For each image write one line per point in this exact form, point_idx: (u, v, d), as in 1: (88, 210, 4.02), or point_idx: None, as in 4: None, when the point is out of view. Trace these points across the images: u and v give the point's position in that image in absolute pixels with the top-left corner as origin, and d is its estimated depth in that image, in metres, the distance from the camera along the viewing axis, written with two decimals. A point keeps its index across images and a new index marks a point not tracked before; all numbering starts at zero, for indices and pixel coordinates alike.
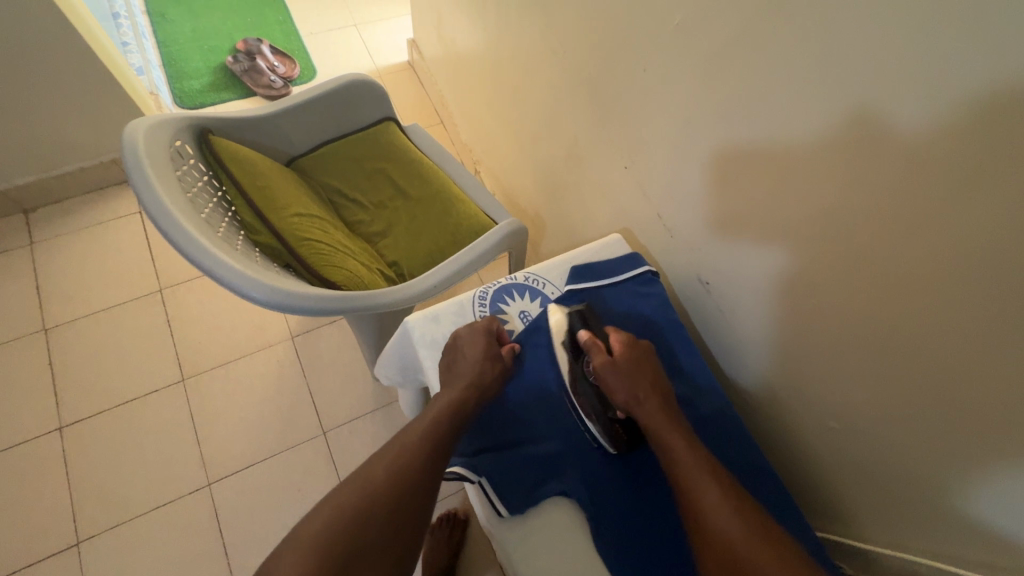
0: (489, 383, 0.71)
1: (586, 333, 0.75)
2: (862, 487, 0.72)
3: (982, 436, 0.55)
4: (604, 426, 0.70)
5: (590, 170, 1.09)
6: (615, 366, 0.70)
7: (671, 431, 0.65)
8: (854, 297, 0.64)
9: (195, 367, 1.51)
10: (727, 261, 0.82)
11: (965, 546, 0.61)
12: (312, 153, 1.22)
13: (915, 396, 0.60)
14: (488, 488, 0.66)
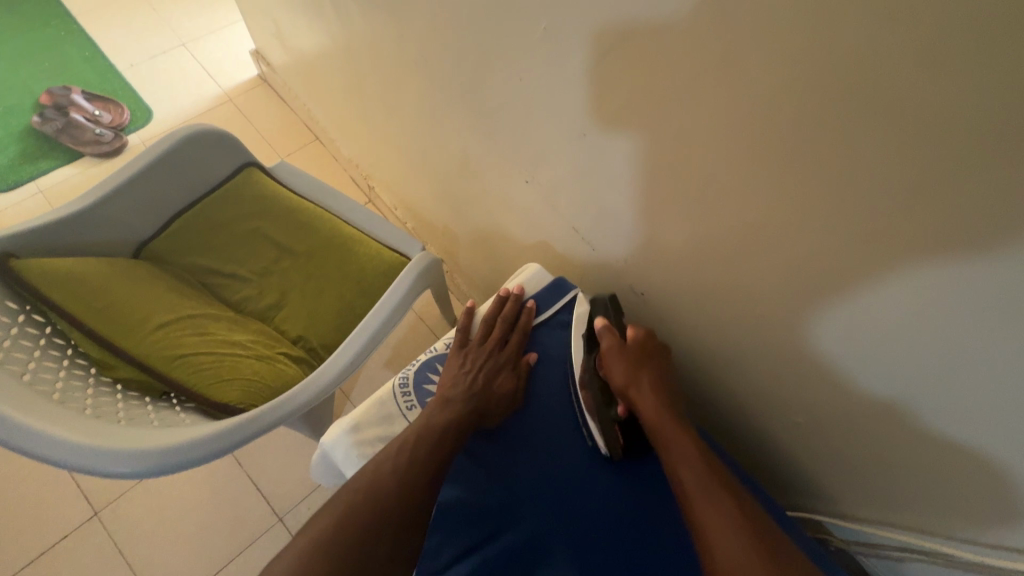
0: (483, 372, 0.70)
1: (602, 319, 0.73)
2: (837, 466, 0.71)
3: (958, 424, 0.53)
4: (603, 419, 0.69)
5: (491, 184, 0.98)
6: (622, 352, 0.69)
7: (679, 437, 0.63)
8: (800, 302, 0.60)
9: (108, 494, 1.30)
10: (658, 266, 0.76)
11: (949, 518, 0.61)
12: (164, 233, 1.03)
13: (882, 392, 0.59)
14: None
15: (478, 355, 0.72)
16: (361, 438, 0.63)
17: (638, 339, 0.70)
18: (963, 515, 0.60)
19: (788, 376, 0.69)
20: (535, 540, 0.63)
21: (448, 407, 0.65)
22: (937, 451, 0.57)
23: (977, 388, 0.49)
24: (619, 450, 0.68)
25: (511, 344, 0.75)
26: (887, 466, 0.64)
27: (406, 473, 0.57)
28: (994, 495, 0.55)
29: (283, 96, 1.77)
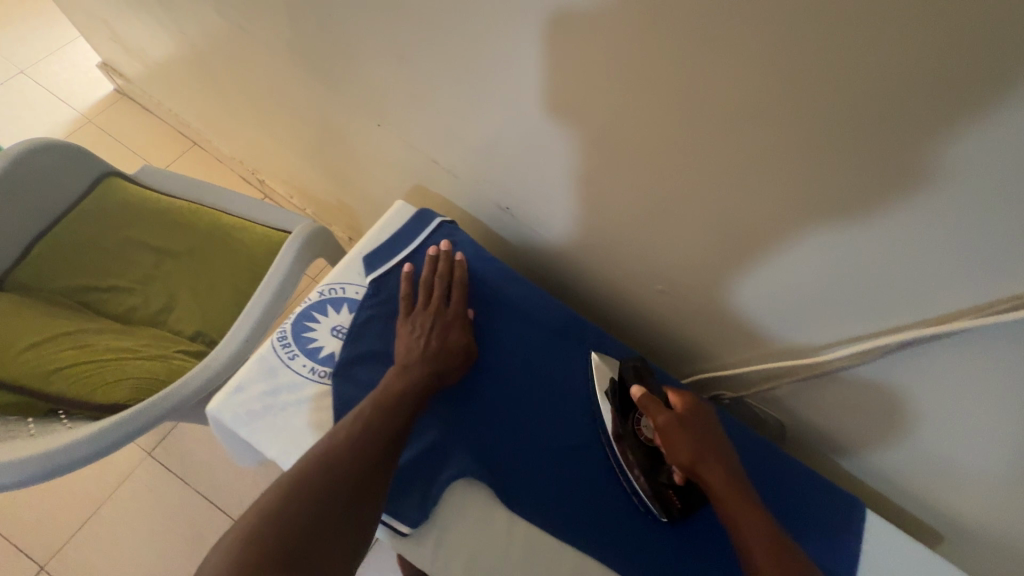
0: (434, 338, 0.65)
1: (641, 389, 0.64)
2: (706, 325, 0.77)
3: (776, 247, 0.58)
4: (655, 489, 0.62)
5: (355, 139, 0.98)
6: (681, 425, 0.60)
7: (747, 510, 0.54)
8: (624, 173, 0.63)
9: (49, 546, 1.24)
10: (517, 182, 0.78)
11: (796, 340, 0.68)
12: (25, 260, 0.97)
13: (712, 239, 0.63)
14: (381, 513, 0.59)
15: (426, 321, 0.66)
16: (247, 396, 0.62)
17: (687, 409, 0.62)
18: (797, 334, 0.67)
19: (643, 253, 0.73)
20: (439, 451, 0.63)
21: (402, 381, 0.61)
22: (769, 279, 0.63)
23: (761, 212, 0.55)
24: (675, 513, 0.62)
25: (454, 300, 0.69)
26: (740, 310, 0.70)
27: (357, 463, 0.53)
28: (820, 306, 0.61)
29: (147, 107, 1.67)
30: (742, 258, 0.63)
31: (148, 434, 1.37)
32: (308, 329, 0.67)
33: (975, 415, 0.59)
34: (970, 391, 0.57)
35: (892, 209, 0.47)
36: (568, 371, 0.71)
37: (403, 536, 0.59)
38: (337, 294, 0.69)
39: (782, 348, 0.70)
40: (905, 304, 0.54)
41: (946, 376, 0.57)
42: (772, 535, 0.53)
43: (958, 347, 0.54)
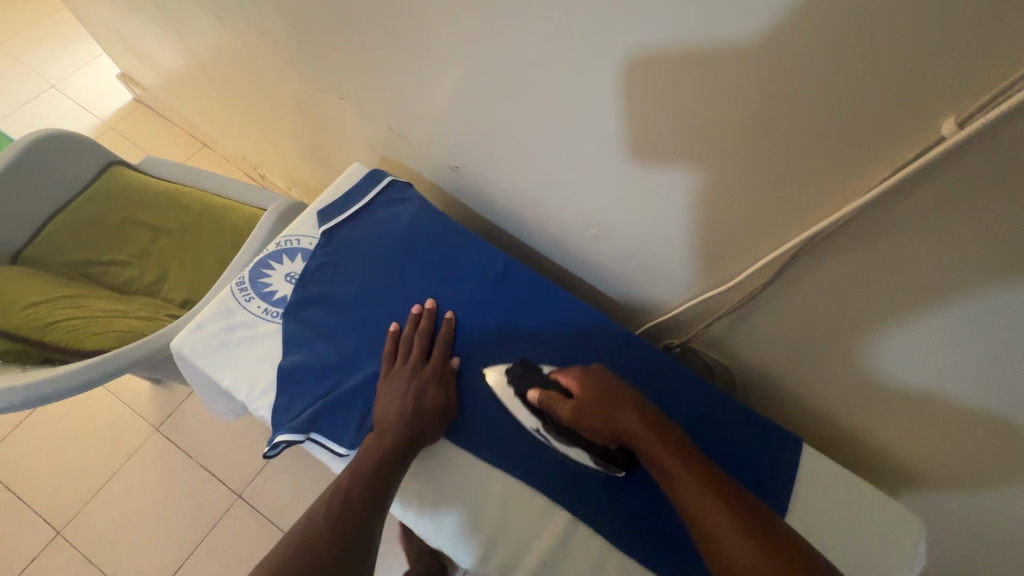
0: (404, 408, 0.63)
1: (536, 390, 0.64)
2: (642, 267, 0.80)
3: (679, 172, 0.62)
4: (602, 456, 0.63)
5: (327, 117, 1.06)
6: (579, 411, 0.60)
7: (667, 457, 0.54)
8: (544, 112, 0.68)
9: (65, 512, 1.34)
10: (463, 139, 0.84)
11: (718, 272, 0.70)
12: (38, 238, 1.07)
13: (625, 172, 0.67)
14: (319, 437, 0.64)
15: (398, 385, 0.65)
16: (204, 332, 0.69)
17: (584, 387, 0.61)
18: (724, 266, 0.69)
19: (583, 199, 0.77)
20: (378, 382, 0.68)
21: (369, 457, 0.59)
22: (680, 209, 0.66)
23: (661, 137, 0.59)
24: (626, 466, 0.64)
25: (434, 358, 0.69)
26: (665, 247, 0.73)
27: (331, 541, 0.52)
28: (732, 230, 0.63)
29: (162, 113, 1.81)
30: (655, 190, 0.66)
31: (156, 411, 1.46)
32: (264, 275, 0.73)
33: (880, 330, 0.60)
34: (870, 302, 0.58)
35: (761, 111, 0.50)
36: (506, 312, 0.75)
37: (339, 457, 0.64)
38: (292, 244, 0.76)
39: (709, 283, 0.73)
40: (796, 214, 0.57)
41: (845, 288, 0.59)
42: (704, 480, 0.51)
43: (844, 252, 0.56)
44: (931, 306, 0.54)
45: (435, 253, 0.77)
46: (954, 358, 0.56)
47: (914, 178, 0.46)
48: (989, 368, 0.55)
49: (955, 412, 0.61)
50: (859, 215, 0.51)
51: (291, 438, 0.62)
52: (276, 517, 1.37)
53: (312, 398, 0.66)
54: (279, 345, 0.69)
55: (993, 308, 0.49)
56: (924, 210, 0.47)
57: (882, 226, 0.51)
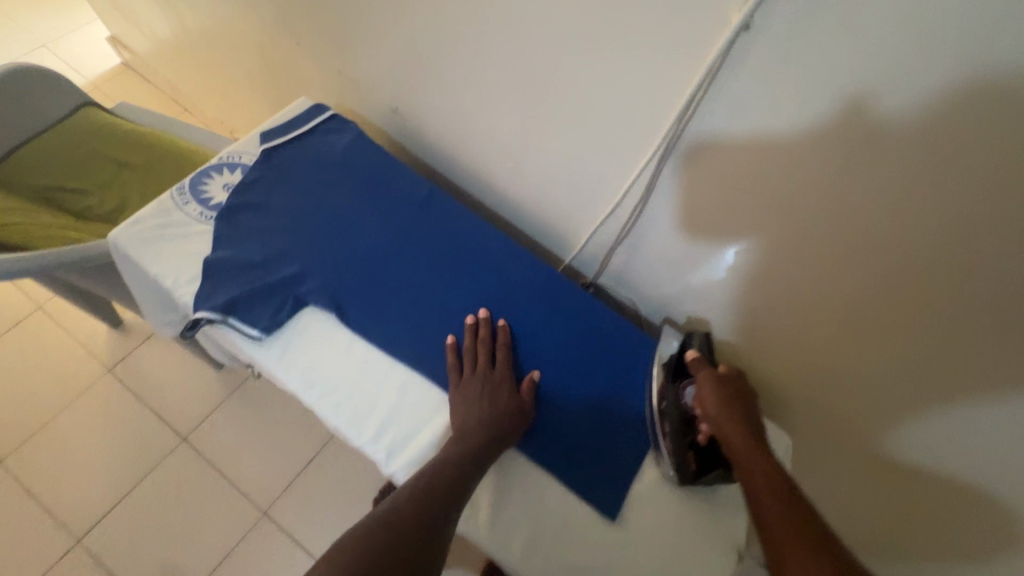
0: (494, 407, 0.66)
1: (694, 355, 0.69)
2: (551, 195, 0.90)
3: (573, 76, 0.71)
4: (677, 447, 0.66)
5: (290, 67, 1.14)
6: (716, 381, 0.65)
7: (762, 464, 0.57)
8: (464, 33, 0.78)
9: (9, 443, 1.37)
10: (404, 77, 0.93)
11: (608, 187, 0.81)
12: (7, 162, 1.13)
13: (530, 84, 0.77)
14: (233, 321, 0.70)
15: (483, 378, 0.69)
16: (141, 227, 0.74)
17: (729, 375, 0.66)
18: (613, 187, 0.80)
19: (500, 125, 0.87)
20: (299, 279, 0.74)
21: (458, 449, 0.61)
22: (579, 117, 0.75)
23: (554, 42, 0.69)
24: (690, 475, 0.65)
25: (502, 364, 0.71)
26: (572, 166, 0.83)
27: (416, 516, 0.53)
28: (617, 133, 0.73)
29: (147, 77, 1.88)
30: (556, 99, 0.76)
31: (111, 353, 1.49)
32: (203, 184, 0.79)
33: (739, 222, 0.68)
34: (720, 202, 0.69)
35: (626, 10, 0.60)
36: (425, 233, 0.81)
37: (253, 342, 0.70)
38: (233, 159, 0.82)
39: (607, 200, 0.82)
40: (655, 121, 0.67)
41: (703, 191, 0.69)
42: (785, 486, 0.54)
43: (695, 153, 0.67)
44: (771, 194, 0.63)
45: (366, 176, 0.83)
46: (788, 250, 0.66)
47: (725, 67, 0.57)
48: (812, 259, 0.64)
49: (796, 314, 0.71)
50: (696, 109, 0.62)
51: (208, 317, 0.69)
52: (217, 462, 1.40)
53: (234, 288, 0.72)
54: (209, 243, 0.75)
55: (804, 190, 0.60)
56: (749, 93, 0.57)
57: (718, 121, 0.62)
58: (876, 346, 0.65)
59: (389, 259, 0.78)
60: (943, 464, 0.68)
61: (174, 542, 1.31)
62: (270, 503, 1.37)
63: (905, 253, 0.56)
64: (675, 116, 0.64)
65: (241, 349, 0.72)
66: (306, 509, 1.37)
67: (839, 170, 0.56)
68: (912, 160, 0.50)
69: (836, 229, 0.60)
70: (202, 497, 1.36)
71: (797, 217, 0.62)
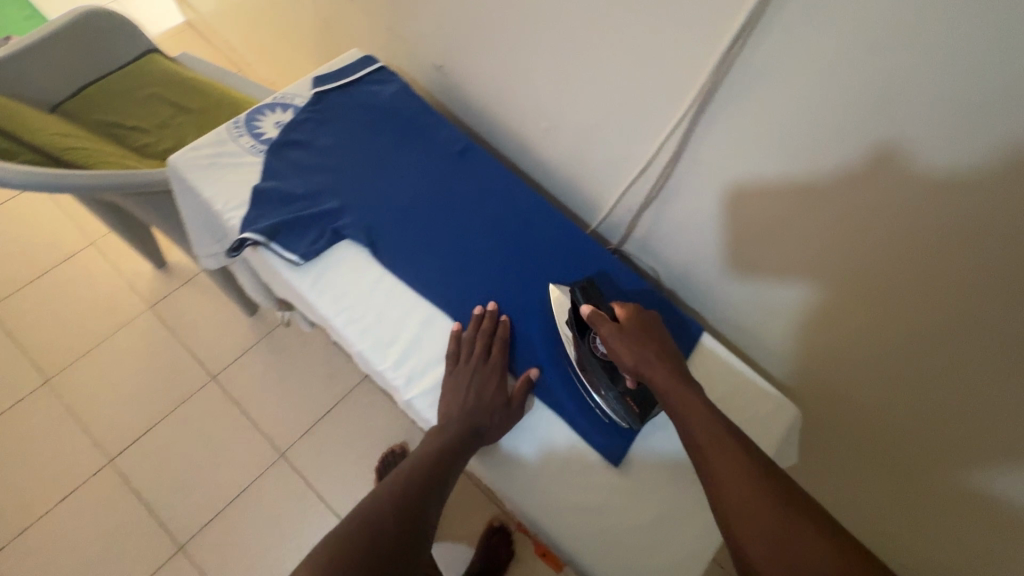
0: (483, 402, 0.68)
1: (589, 307, 0.69)
2: (584, 159, 0.92)
3: (618, 30, 0.73)
4: (617, 398, 0.68)
5: (343, 24, 1.18)
6: (622, 334, 0.66)
7: (689, 404, 0.60)
8: None
9: (56, 364, 1.47)
10: (451, 35, 0.96)
11: (643, 151, 0.82)
12: (77, 97, 1.21)
13: (574, 41, 0.79)
14: (274, 246, 0.74)
15: (478, 372, 0.70)
16: (198, 154, 0.80)
17: (631, 320, 0.67)
18: (645, 148, 0.82)
19: (540, 86, 0.89)
20: (339, 213, 0.79)
21: (439, 444, 0.65)
22: (620, 74, 0.77)
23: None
24: (637, 420, 0.69)
25: (496, 356, 0.72)
26: (607, 128, 0.85)
27: (399, 524, 0.58)
28: (656, 89, 0.75)
29: (206, 36, 1.96)
30: (599, 55, 0.78)
31: (153, 291, 1.58)
32: (257, 121, 0.84)
33: (772, 175, 0.70)
34: (748, 165, 0.72)
35: None
36: (461, 183, 0.84)
37: (292, 266, 0.75)
38: (286, 100, 0.86)
39: (641, 163, 0.84)
40: (692, 81, 0.70)
41: (733, 156, 0.73)
42: (720, 425, 0.58)
43: (727, 114, 0.70)
44: (806, 144, 0.65)
45: (408, 125, 0.87)
46: (810, 211, 0.69)
47: (763, 27, 0.60)
48: (833, 220, 0.68)
49: (818, 273, 0.74)
50: (731, 70, 0.66)
51: (252, 238, 0.73)
52: (242, 402, 1.48)
53: (278, 216, 0.77)
54: (258, 173, 0.80)
55: (835, 149, 0.63)
56: (787, 40, 0.59)
57: (751, 79, 0.64)
58: (889, 305, 0.69)
59: (424, 204, 0.82)
60: (974, 413, 0.70)
61: (196, 471, 1.39)
62: (288, 446, 1.44)
63: (942, 191, 0.57)
64: (710, 77, 0.68)
65: (280, 273, 0.77)
66: (320, 456, 1.43)
67: (865, 130, 0.59)
68: (933, 121, 0.54)
69: (859, 189, 0.63)
70: (225, 433, 1.44)
71: (820, 178, 0.66)
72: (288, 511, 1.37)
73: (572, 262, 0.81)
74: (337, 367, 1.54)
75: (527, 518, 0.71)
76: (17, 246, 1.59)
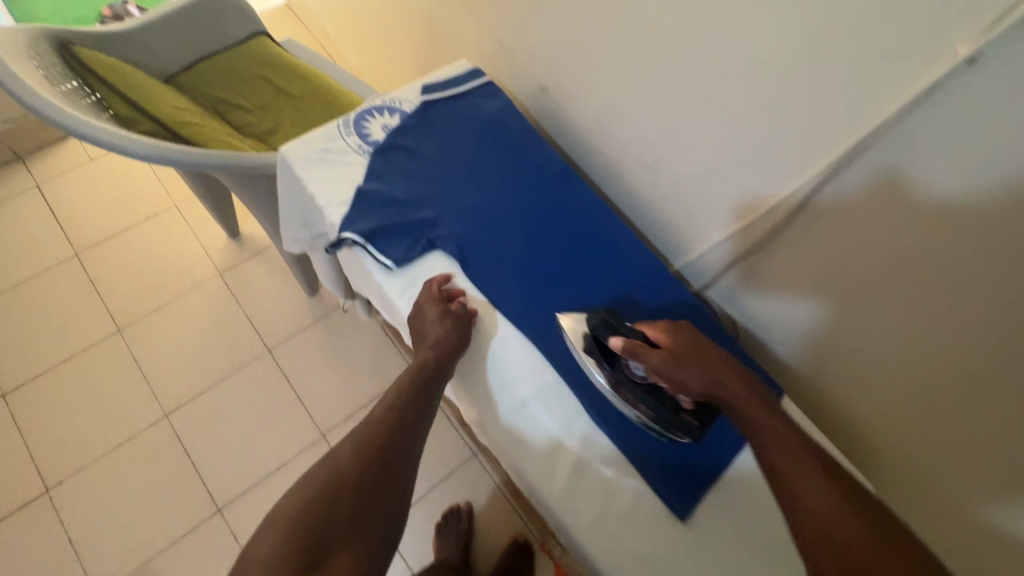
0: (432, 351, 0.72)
1: (620, 338, 0.69)
2: (680, 198, 0.91)
3: (752, 81, 0.71)
4: (671, 420, 0.69)
5: (450, 28, 1.20)
6: (673, 359, 0.65)
7: (753, 407, 0.60)
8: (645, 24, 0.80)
9: (129, 315, 1.55)
10: (562, 58, 0.96)
11: (753, 204, 0.80)
12: (190, 70, 1.27)
13: (699, 84, 0.78)
14: (370, 248, 0.77)
15: (421, 318, 0.73)
16: (307, 148, 0.83)
17: (671, 337, 0.67)
18: (756, 199, 0.80)
19: (650, 121, 0.88)
20: (436, 224, 0.80)
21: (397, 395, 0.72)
22: (745, 124, 0.75)
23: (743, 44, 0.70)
24: (695, 432, 0.69)
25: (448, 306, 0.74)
26: (714, 174, 0.83)
27: (358, 470, 0.65)
28: (783, 145, 0.72)
29: (303, 19, 2.03)
30: (725, 102, 0.76)
31: (225, 258, 1.65)
32: (365, 121, 0.86)
33: (900, 259, 0.66)
34: (871, 241, 0.68)
35: (840, 25, 0.60)
36: (557, 209, 0.85)
37: (385, 270, 0.78)
38: (393, 103, 0.88)
39: (745, 215, 0.82)
40: (826, 144, 0.68)
41: (846, 219, 0.70)
42: (790, 428, 0.58)
43: (859, 182, 0.66)
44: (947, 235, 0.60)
45: (509, 142, 0.88)
46: (937, 301, 0.64)
47: (934, 102, 0.56)
48: (958, 317, 0.63)
49: (926, 368, 0.69)
50: (879, 139, 0.62)
51: (352, 238, 0.76)
52: (293, 378, 1.52)
53: (378, 218, 0.79)
54: (362, 174, 0.82)
55: (979, 246, 0.58)
56: (956, 124, 0.55)
57: (902, 152, 0.61)
58: (1011, 425, 0.63)
59: (517, 224, 0.82)
60: None
61: (243, 438, 1.44)
62: (329, 428, 1.47)
63: None
64: (849, 143, 0.65)
65: (371, 273, 0.80)
66: None
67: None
68: None
69: (1001, 294, 0.58)
70: (274, 405, 1.49)
71: (961, 273, 0.61)
72: None
73: (654, 303, 0.81)
74: (386, 358, 1.57)
75: (583, 557, 0.70)
76: (110, 198, 1.69)
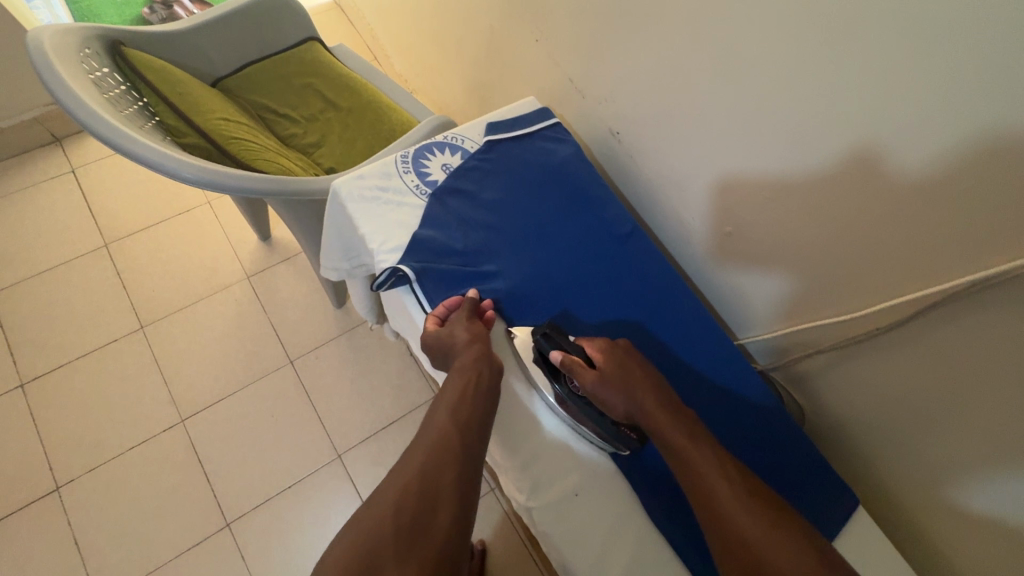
0: (476, 366, 0.64)
1: (559, 353, 0.68)
2: (753, 268, 0.84)
3: (860, 176, 0.64)
4: (610, 435, 0.67)
5: (513, 53, 1.14)
6: (600, 379, 0.64)
7: (677, 429, 0.60)
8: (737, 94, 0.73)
9: (153, 313, 1.52)
10: (637, 107, 0.90)
11: (844, 302, 0.73)
12: (239, 74, 1.22)
13: (796, 167, 0.71)
14: (421, 299, 0.72)
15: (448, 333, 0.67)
16: (362, 183, 0.77)
17: (604, 357, 0.66)
18: (852, 293, 0.71)
19: (730, 191, 0.81)
20: (491, 279, 0.74)
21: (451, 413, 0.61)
22: (843, 219, 0.68)
23: (852, 135, 0.63)
24: (635, 445, 0.67)
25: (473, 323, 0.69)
26: (800, 257, 0.76)
27: (417, 501, 0.55)
28: (886, 250, 0.65)
29: (351, 18, 1.98)
30: (823, 190, 0.69)
31: (254, 261, 1.61)
32: (425, 158, 0.81)
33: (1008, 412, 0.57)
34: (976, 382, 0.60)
35: (974, 145, 0.52)
36: (624, 272, 0.78)
37: None
38: (456, 141, 0.83)
39: (832, 307, 0.75)
40: (939, 264, 0.60)
41: (899, 303, 0.65)
42: (710, 447, 0.58)
43: (973, 320, 0.58)
44: None
45: (575, 192, 0.82)
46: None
47: None
48: None
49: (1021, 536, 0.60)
50: (1009, 279, 0.53)
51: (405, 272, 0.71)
52: (312, 393, 1.48)
53: (431, 268, 0.73)
54: (418, 217, 0.76)
55: None
56: None
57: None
58: None
59: (580, 287, 0.76)
60: None
61: (257, 451, 1.40)
62: (345, 449, 1.43)
63: None
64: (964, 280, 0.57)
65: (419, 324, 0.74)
66: (376, 468, 1.41)
67: None
68: None
69: None
70: (291, 420, 1.44)
71: None
72: (333, 516, 1.36)
73: (720, 388, 0.74)
74: (409, 380, 1.52)
75: None
76: (143, 190, 1.66)
